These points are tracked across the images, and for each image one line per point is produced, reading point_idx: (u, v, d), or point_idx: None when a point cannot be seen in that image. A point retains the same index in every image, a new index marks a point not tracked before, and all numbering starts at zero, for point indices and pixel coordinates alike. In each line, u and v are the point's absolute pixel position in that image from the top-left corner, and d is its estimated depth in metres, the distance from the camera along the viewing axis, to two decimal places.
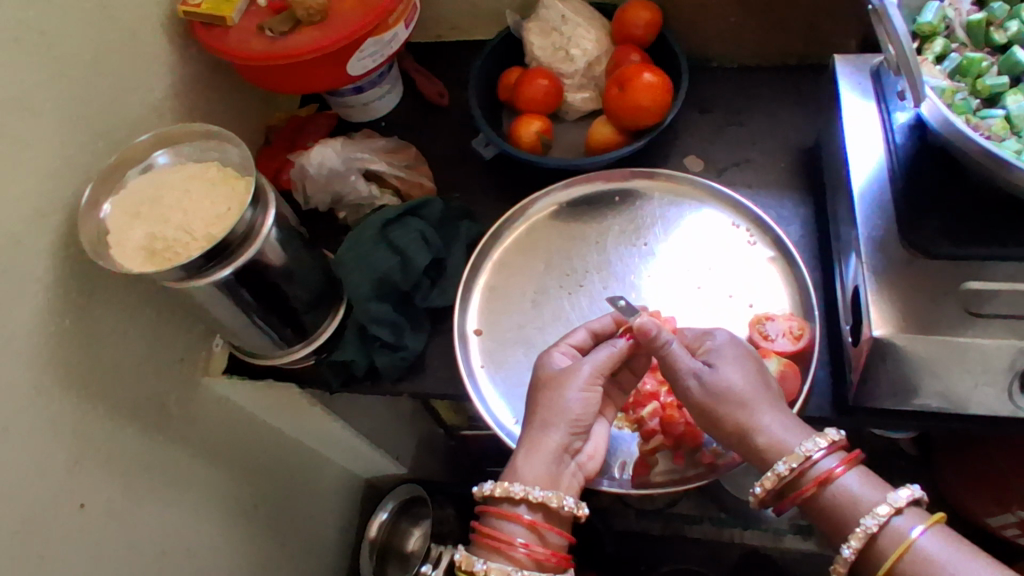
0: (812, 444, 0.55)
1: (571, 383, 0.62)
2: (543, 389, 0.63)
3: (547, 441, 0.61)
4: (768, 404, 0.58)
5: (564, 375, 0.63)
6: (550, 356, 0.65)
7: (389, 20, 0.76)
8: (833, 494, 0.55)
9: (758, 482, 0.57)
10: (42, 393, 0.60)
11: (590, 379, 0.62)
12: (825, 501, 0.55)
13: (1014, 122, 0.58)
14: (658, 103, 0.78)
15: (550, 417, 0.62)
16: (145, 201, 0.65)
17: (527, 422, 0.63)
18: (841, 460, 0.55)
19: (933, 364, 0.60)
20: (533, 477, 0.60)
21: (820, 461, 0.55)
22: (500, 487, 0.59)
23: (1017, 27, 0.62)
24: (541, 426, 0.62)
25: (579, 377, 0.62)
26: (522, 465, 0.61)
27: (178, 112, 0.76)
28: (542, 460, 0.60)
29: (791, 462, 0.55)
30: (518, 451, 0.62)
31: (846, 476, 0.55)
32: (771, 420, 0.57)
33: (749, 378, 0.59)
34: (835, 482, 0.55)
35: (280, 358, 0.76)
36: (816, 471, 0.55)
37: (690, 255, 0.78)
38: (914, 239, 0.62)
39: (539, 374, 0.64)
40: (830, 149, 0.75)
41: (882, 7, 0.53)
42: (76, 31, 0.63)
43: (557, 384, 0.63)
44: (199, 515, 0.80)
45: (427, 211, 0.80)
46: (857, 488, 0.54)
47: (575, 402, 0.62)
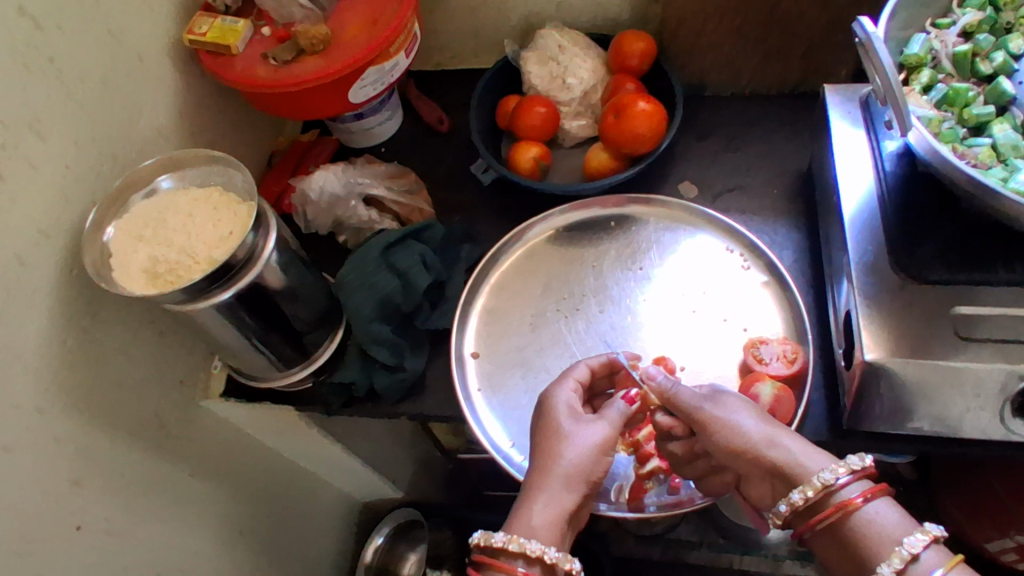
0: (853, 462, 0.54)
1: (581, 438, 0.62)
2: (557, 437, 0.62)
3: (564, 500, 0.59)
4: (778, 429, 0.58)
5: (577, 429, 0.62)
6: (556, 404, 0.64)
7: (391, 49, 0.78)
8: (866, 517, 0.53)
9: (799, 489, 0.55)
10: (43, 412, 0.60)
11: (608, 438, 0.62)
12: (855, 524, 0.53)
13: (1001, 150, 0.59)
14: (654, 130, 0.79)
15: (566, 474, 0.60)
16: (149, 225, 0.66)
17: (536, 476, 0.60)
18: (872, 487, 0.54)
19: (926, 388, 0.60)
20: (544, 534, 0.58)
21: (855, 481, 0.54)
22: (513, 542, 0.56)
23: (1003, 58, 0.63)
24: (554, 482, 0.59)
25: (589, 431, 0.62)
26: (536, 518, 0.58)
27: (183, 136, 0.77)
28: (557, 519, 0.58)
29: (837, 472, 0.54)
30: (530, 503, 0.59)
31: (877, 504, 0.54)
32: (791, 443, 0.57)
33: (757, 412, 0.60)
34: (867, 507, 0.54)
35: (277, 381, 0.77)
36: (851, 490, 0.54)
37: (685, 279, 0.79)
38: (907, 263, 0.63)
39: (549, 422, 0.63)
40: (822, 176, 0.77)
41: (868, 40, 0.54)
42: (86, 58, 0.65)
43: (569, 437, 0.62)
44: (197, 536, 0.79)
45: (429, 234, 0.81)
46: (890, 517, 0.53)
47: (588, 457, 0.61)
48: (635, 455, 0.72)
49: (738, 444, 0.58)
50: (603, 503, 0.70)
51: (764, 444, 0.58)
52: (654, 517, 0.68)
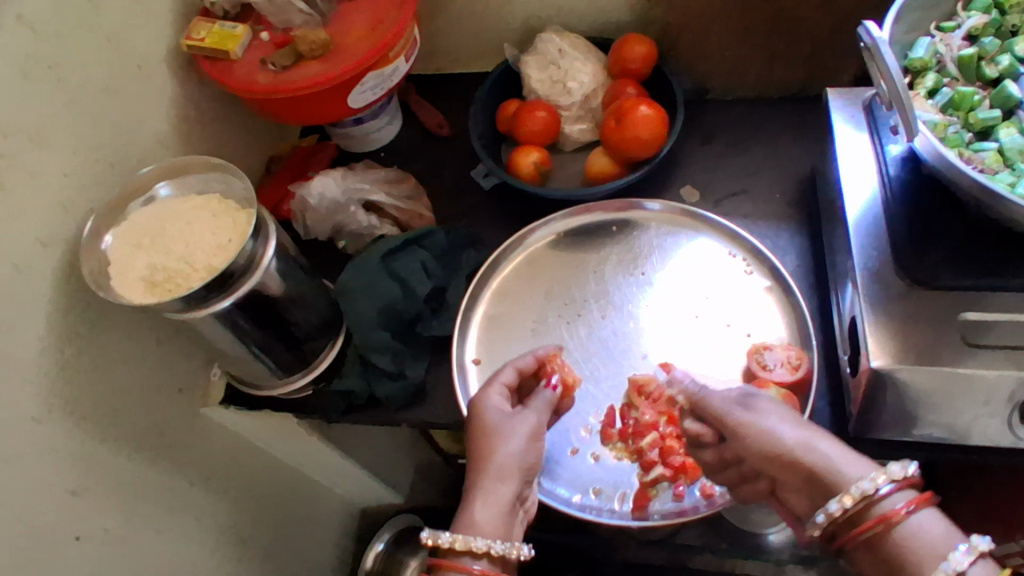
0: (894, 470, 0.53)
1: (514, 430, 0.63)
2: (486, 435, 0.63)
3: (502, 492, 0.60)
4: (815, 434, 0.58)
5: (507, 422, 0.63)
6: (488, 400, 0.65)
7: (391, 53, 0.77)
8: (910, 529, 0.52)
9: (837, 499, 0.54)
10: (41, 423, 0.60)
11: (533, 427, 0.64)
12: (898, 536, 0.52)
13: (1008, 155, 0.59)
14: (656, 135, 0.79)
15: (502, 466, 0.61)
16: (148, 233, 0.65)
17: (473, 472, 0.61)
18: (916, 497, 0.53)
19: (933, 395, 0.60)
20: (490, 528, 0.58)
21: (893, 495, 0.53)
22: (459, 541, 0.57)
23: (1008, 61, 0.62)
24: (493, 475, 0.60)
25: (512, 424, 0.63)
26: (481, 515, 0.59)
27: (182, 142, 0.77)
28: (498, 512, 0.59)
29: (877, 480, 0.53)
30: (471, 502, 0.60)
31: (922, 515, 0.53)
32: (828, 446, 0.57)
33: (795, 418, 0.59)
34: (911, 518, 0.52)
35: (278, 389, 0.76)
36: (894, 501, 0.53)
37: (688, 285, 0.78)
38: (914, 270, 0.62)
39: (480, 418, 0.64)
40: (825, 179, 0.76)
41: (874, 44, 0.53)
42: (84, 65, 0.64)
43: (505, 432, 0.63)
44: (197, 546, 0.79)
45: (430, 241, 0.81)
46: (933, 530, 0.52)
47: (520, 448, 0.62)
48: (638, 463, 0.71)
49: (773, 449, 0.58)
50: (606, 512, 0.69)
51: (803, 447, 0.57)
52: (657, 527, 0.68)
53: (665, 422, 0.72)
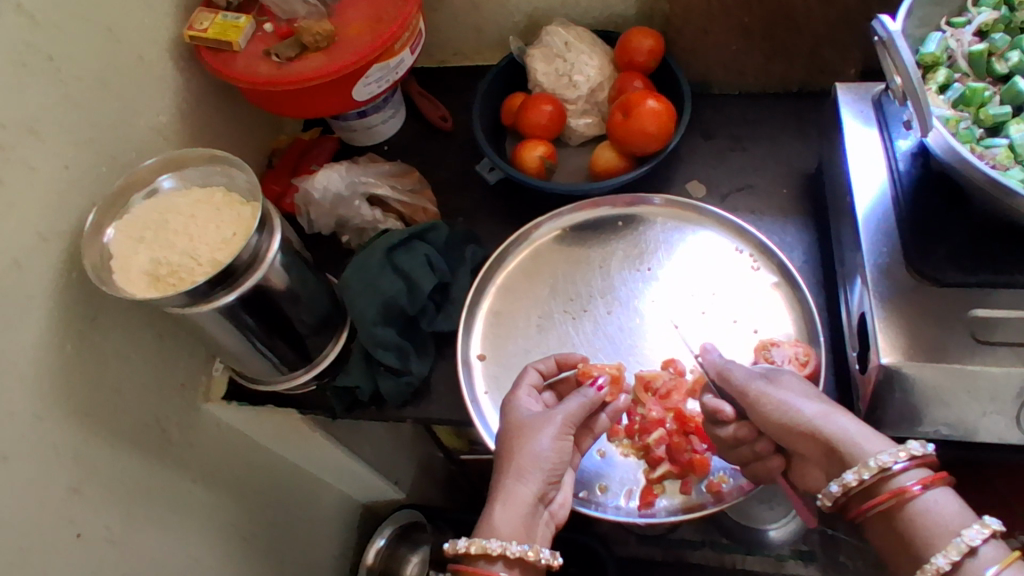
0: (914, 448, 0.53)
1: (544, 429, 0.62)
2: (515, 436, 0.62)
3: (523, 492, 0.59)
4: (833, 410, 0.58)
5: (537, 421, 0.62)
6: (519, 402, 0.65)
7: (395, 46, 0.77)
8: (923, 506, 0.52)
9: (854, 470, 0.54)
10: (42, 419, 0.59)
11: (564, 426, 0.62)
12: (911, 512, 0.53)
13: (1018, 151, 0.59)
14: (663, 129, 0.78)
15: (525, 466, 0.60)
16: (150, 226, 0.64)
17: (499, 471, 0.61)
18: (932, 475, 0.53)
19: (941, 392, 0.60)
20: (507, 527, 0.57)
21: (908, 471, 0.53)
22: (474, 545, 0.57)
23: (1018, 57, 0.62)
24: (516, 473, 0.59)
25: (541, 423, 0.62)
26: (498, 517, 0.58)
27: (183, 135, 0.76)
28: (520, 512, 0.58)
29: (895, 456, 0.53)
30: (493, 503, 0.59)
31: (936, 492, 0.53)
32: (848, 422, 0.57)
33: (816, 395, 0.60)
34: (925, 495, 0.53)
35: (281, 384, 0.75)
36: (909, 477, 0.53)
37: (694, 280, 0.78)
38: (922, 265, 0.62)
39: (511, 418, 0.64)
40: (833, 175, 0.76)
41: (889, 38, 0.53)
42: (85, 55, 0.63)
43: (536, 431, 0.61)
44: (198, 543, 0.78)
45: (433, 235, 0.80)
46: (947, 508, 0.52)
47: (548, 447, 0.61)
48: (644, 459, 0.71)
49: (793, 422, 0.58)
50: (611, 508, 0.69)
51: (821, 419, 0.57)
52: (664, 523, 0.67)
53: (671, 419, 0.71)
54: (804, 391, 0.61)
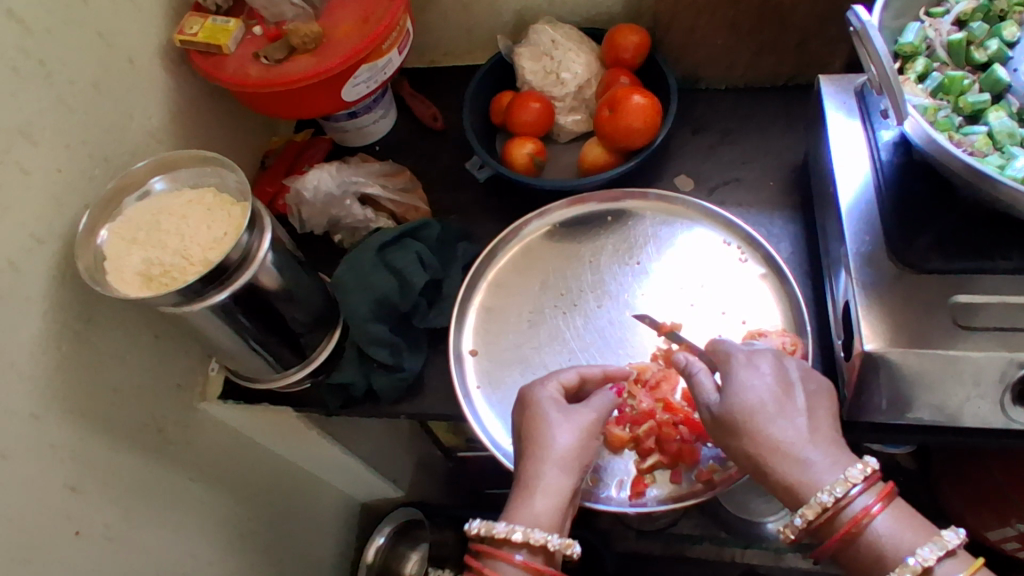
0: (857, 472, 0.53)
1: (580, 425, 0.62)
2: (553, 429, 0.61)
3: (564, 485, 0.60)
4: (784, 411, 0.56)
5: (570, 414, 0.63)
6: (549, 392, 0.64)
7: (383, 46, 0.78)
8: (880, 527, 0.53)
9: (800, 514, 0.54)
10: (39, 417, 0.60)
11: (591, 426, 0.62)
12: (868, 536, 0.53)
13: (997, 137, 0.59)
14: (649, 124, 0.79)
15: (567, 460, 0.60)
16: (142, 227, 0.65)
17: (537, 462, 0.60)
18: (881, 493, 0.54)
19: (926, 377, 0.60)
20: (529, 516, 0.58)
21: (854, 501, 0.53)
22: (517, 532, 0.57)
23: (997, 45, 0.63)
24: (542, 460, 0.60)
25: (563, 413, 0.63)
26: (540, 509, 0.59)
27: (176, 137, 0.77)
28: (559, 505, 0.59)
29: (835, 492, 0.53)
30: (532, 496, 0.59)
31: (888, 509, 0.54)
32: (794, 432, 0.55)
33: (784, 405, 0.57)
34: (880, 515, 0.53)
35: (275, 381, 0.76)
36: (863, 501, 0.53)
37: (684, 273, 0.78)
38: (904, 254, 0.63)
39: (541, 411, 0.63)
40: (818, 166, 0.76)
41: (863, 29, 0.54)
42: (76, 60, 0.64)
43: (572, 427, 0.62)
44: (197, 541, 0.79)
45: (425, 232, 0.81)
46: (898, 527, 0.53)
47: (570, 441, 0.61)
48: (636, 450, 0.71)
49: (748, 436, 0.56)
50: (604, 500, 0.69)
51: (766, 423, 0.56)
52: (657, 512, 0.68)
53: (663, 409, 0.71)
54: (766, 379, 0.58)
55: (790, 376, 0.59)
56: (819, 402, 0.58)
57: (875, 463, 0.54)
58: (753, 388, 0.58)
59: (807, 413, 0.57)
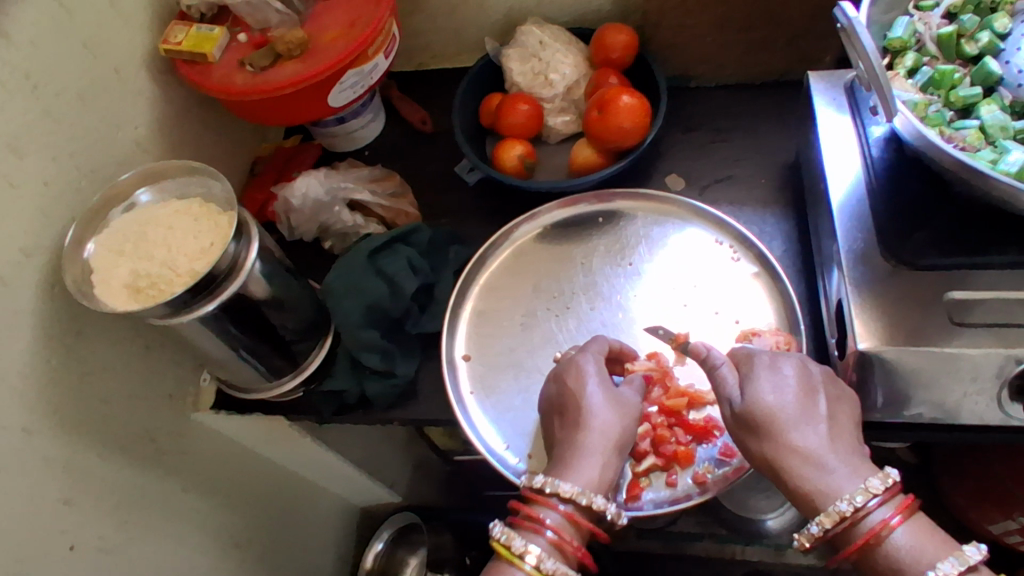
0: (876, 483, 0.53)
1: (626, 404, 0.64)
2: (607, 407, 0.62)
3: (618, 459, 0.61)
4: (805, 417, 0.56)
5: (619, 393, 0.64)
6: (597, 368, 0.65)
7: (369, 51, 0.77)
8: (899, 540, 0.52)
9: (817, 522, 0.53)
10: (29, 432, 0.59)
11: (638, 412, 0.64)
12: (887, 548, 0.52)
13: (989, 131, 0.59)
14: (639, 124, 0.79)
15: (623, 439, 0.61)
16: (130, 239, 0.65)
17: (596, 433, 0.60)
18: (901, 505, 0.53)
19: (921, 374, 0.59)
20: (584, 479, 0.58)
21: (872, 512, 0.52)
22: (584, 495, 0.57)
23: (988, 38, 0.62)
24: (598, 433, 0.60)
25: (612, 391, 0.63)
26: (597, 473, 0.59)
27: (164, 147, 0.77)
28: (613, 476, 0.60)
29: (855, 500, 0.52)
30: (591, 462, 0.59)
31: (907, 523, 0.53)
32: (815, 440, 0.55)
33: (809, 413, 0.56)
34: (899, 527, 0.52)
35: (268, 391, 0.76)
36: (881, 513, 0.53)
37: (677, 273, 0.78)
38: (899, 251, 0.63)
39: (591, 386, 0.63)
40: (808, 162, 0.76)
41: (850, 25, 0.53)
42: (60, 72, 0.64)
43: (623, 404, 0.63)
44: (193, 551, 0.79)
45: (415, 237, 0.80)
46: (918, 541, 0.52)
47: (622, 422, 0.62)
48: (630, 454, 0.71)
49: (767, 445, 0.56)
50: None
51: (785, 429, 0.55)
52: (652, 515, 0.67)
53: (658, 413, 0.71)
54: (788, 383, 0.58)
55: (813, 381, 0.59)
56: (844, 410, 0.58)
57: (894, 477, 0.53)
58: (774, 390, 0.58)
59: (829, 419, 0.56)
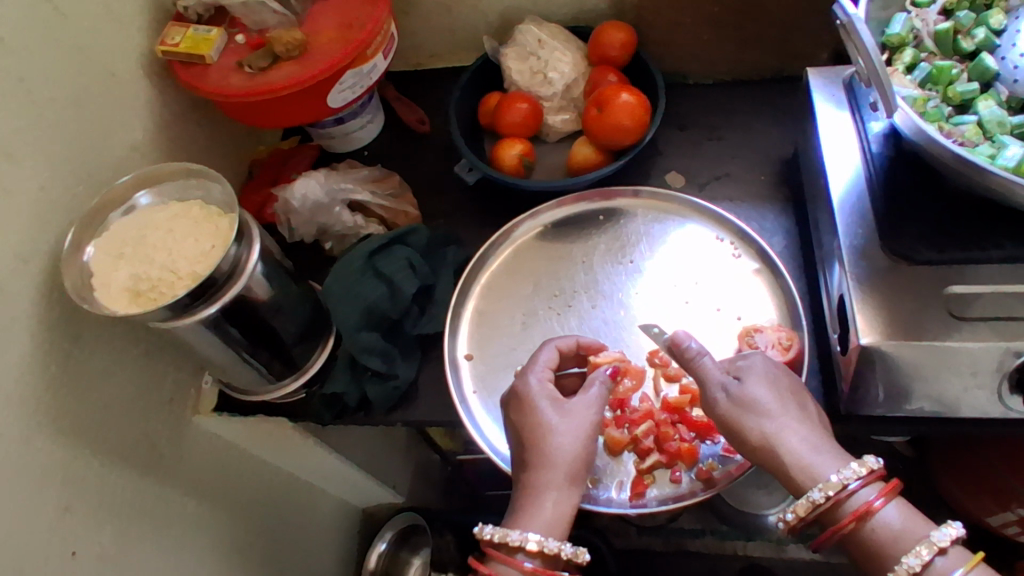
0: (870, 462, 0.54)
1: (572, 426, 0.60)
2: (546, 435, 0.60)
3: (571, 490, 0.59)
4: (790, 412, 0.57)
5: (563, 415, 0.61)
6: (537, 391, 0.62)
7: (367, 51, 0.77)
8: (885, 518, 0.53)
9: (819, 489, 0.53)
10: (28, 439, 0.59)
11: (592, 426, 0.61)
12: (874, 525, 0.53)
13: (987, 127, 0.59)
14: (638, 121, 0.79)
15: (569, 467, 0.59)
16: (129, 242, 0.64)
17: (541, 469, 0.59)
18: (885, 488, 0.54)
19: (921, 370, 0.60)
20: (537, 522, 0.57)
21: (859, 491, 0.53)
22: (534, 542, 0.56)
23: (984, 34, 0.62)
24: (546, 466, 0.59)
25: (554, 416, 0.60)
26: (550, 513, 0.57)
27: (160, 150, 0.76)
28: (567, 509, 0.58)
29: (853, 473, 0.53)
30: (540, 502, 0.58)
31: (892, 503, 0.54)
32: (799, 433, 0.56)
33: (796, 411, 0.57)
34: (885, 507, 0.54)
35: (272, 393, 0.76)
36: (867, 493, 0.54)
37: (678, 270, 0.78)
38: (896, 244, 0.63)
39: (533, 416, 0.61)
40: (808, 159, 0.76)
41: (849, 22, 0.54)
42: (55, 76, 0.63)
43: (565, 428, 0.60)
44: (194, 556, 0.78)
45: (413, 238, 0.80)
46: (902, 520, 0.53)
47: (572, 447, 0.59)
48: (634, 451, 0.71)
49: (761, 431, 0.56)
50: (605, 503, 0.68)
51: (775, 421, 0.56)
52: (657, 511, 0.67)
53: (660, 411, 0.72)
54: (774, 381, 0.59)
55: (795, 386, 0.60)
56: (814, 405, 0.60)
57: (879, 460, 0.54)
58: (768, 386, 0.58)
59: (813, 417, 0.58)
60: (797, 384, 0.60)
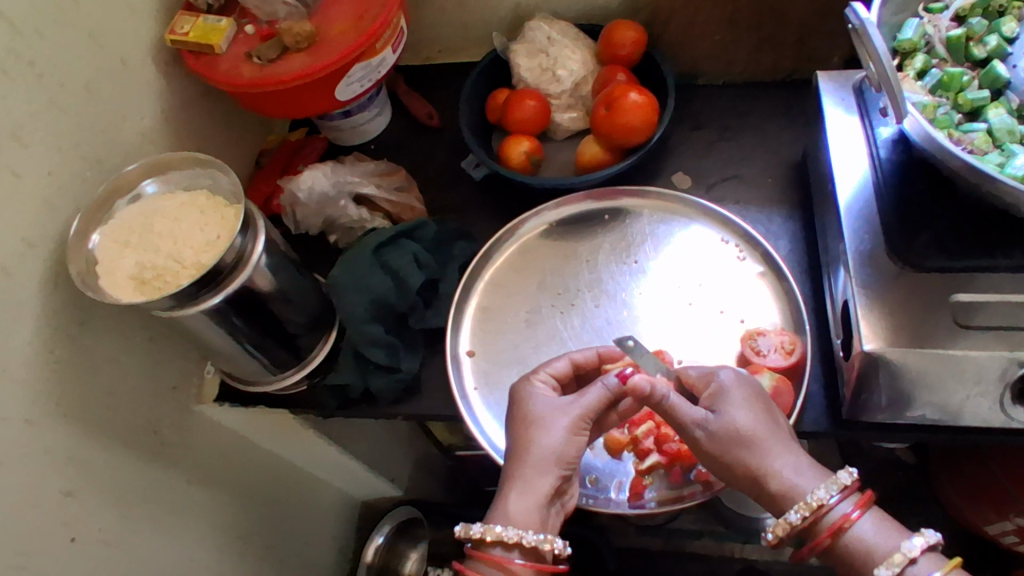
0: (842, 477, 0.54)
1: (557, 422, 0.59)
2: (530, 427, 0.60)
3: (540, 483, 0.58)
4: (776, 436, 0.56)
5: (550, 410, 0.60)
6: (533, 388, 0.62)
7: (377, 45, 0.77)
8: (861, 530, 0.53)
9: (796, 510, 0.53)
10: (32, 423, 0.59)
11: (575, 423, 0.59)
12: (851, 539, 0.53)
13: (997, 135, 0.59)
14: (648, 121, 0.79)
15: (541, 459, 0.58)
16: (135, 230, 0.65)
17: (514, 460, 0.59)
18: (861, 500, 0.54)
19: (924, 377, 0.60)
20: (501, 512, 0.57)
21: (836, 506, 0.54)
22: (490, 531, 0.56)
23: (996, 42, 0.62)
24: (519, 458, 0.59)
25: (539, 409, 0.60)
26: (513, 505, 0.57)
27: (169, 138, 0.76)
28: (535, 503, 0.57)
29: (829, 491, 0.53)
30: (507, 491, 0.58)
31: (868, 514, 0.54)
32: (785, 457, 0.55)
33: (780, 432, 0.57)
34: (861, 520, 0.54)
35: (273, 384, 0.76)
36: (843, 507, 0.54)
37: (682, 271, 0.78)
38: (904, 252, 0.62)
39: (521, 408, 0.61)
40: (817, 163, 0.76)
41: (862, 26, 0.54)
42: (66, 62, 0.63)
43: (548, 424, 0.59)
44: (194, 544, 0.79)
45: (420, 233, 0.80)
46: (879, 532, 0.53)
47: (549, 443, 0.58)
48: (635, 452, 0.71)
49: (746, 461, 0.55)
50: (602, 502, 0.69)
51: (762, 450, 0.55)
52: (655, 513, 0.67)
53: None
54: (756, 403, 0.57)
55: (770, 403, 0.59)
56: (785, 416, 0.59)
57: (853, 472, 0.55)
58: (746, 411, 0.57)
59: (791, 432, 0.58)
60: (771, 402, 0.59)
